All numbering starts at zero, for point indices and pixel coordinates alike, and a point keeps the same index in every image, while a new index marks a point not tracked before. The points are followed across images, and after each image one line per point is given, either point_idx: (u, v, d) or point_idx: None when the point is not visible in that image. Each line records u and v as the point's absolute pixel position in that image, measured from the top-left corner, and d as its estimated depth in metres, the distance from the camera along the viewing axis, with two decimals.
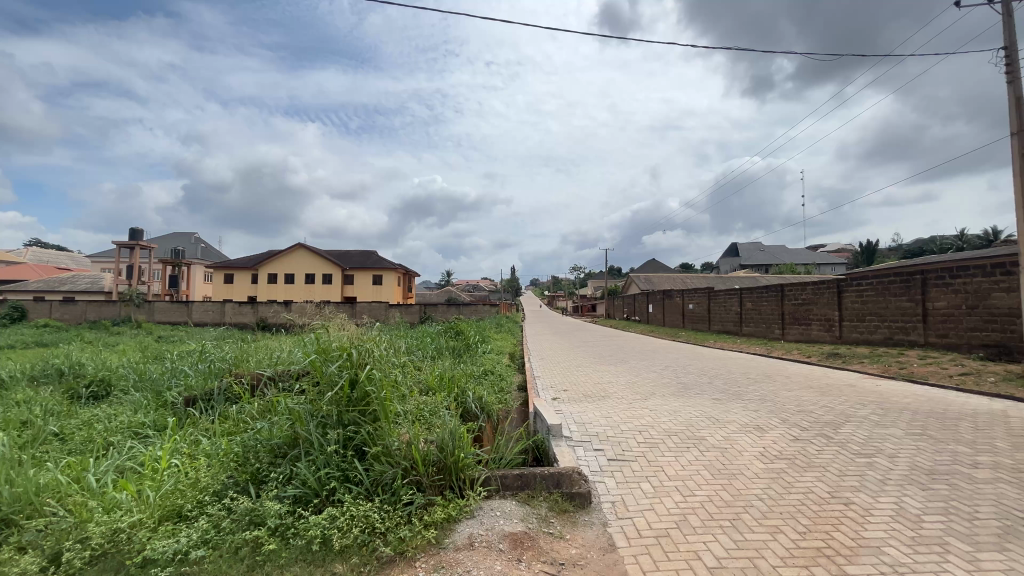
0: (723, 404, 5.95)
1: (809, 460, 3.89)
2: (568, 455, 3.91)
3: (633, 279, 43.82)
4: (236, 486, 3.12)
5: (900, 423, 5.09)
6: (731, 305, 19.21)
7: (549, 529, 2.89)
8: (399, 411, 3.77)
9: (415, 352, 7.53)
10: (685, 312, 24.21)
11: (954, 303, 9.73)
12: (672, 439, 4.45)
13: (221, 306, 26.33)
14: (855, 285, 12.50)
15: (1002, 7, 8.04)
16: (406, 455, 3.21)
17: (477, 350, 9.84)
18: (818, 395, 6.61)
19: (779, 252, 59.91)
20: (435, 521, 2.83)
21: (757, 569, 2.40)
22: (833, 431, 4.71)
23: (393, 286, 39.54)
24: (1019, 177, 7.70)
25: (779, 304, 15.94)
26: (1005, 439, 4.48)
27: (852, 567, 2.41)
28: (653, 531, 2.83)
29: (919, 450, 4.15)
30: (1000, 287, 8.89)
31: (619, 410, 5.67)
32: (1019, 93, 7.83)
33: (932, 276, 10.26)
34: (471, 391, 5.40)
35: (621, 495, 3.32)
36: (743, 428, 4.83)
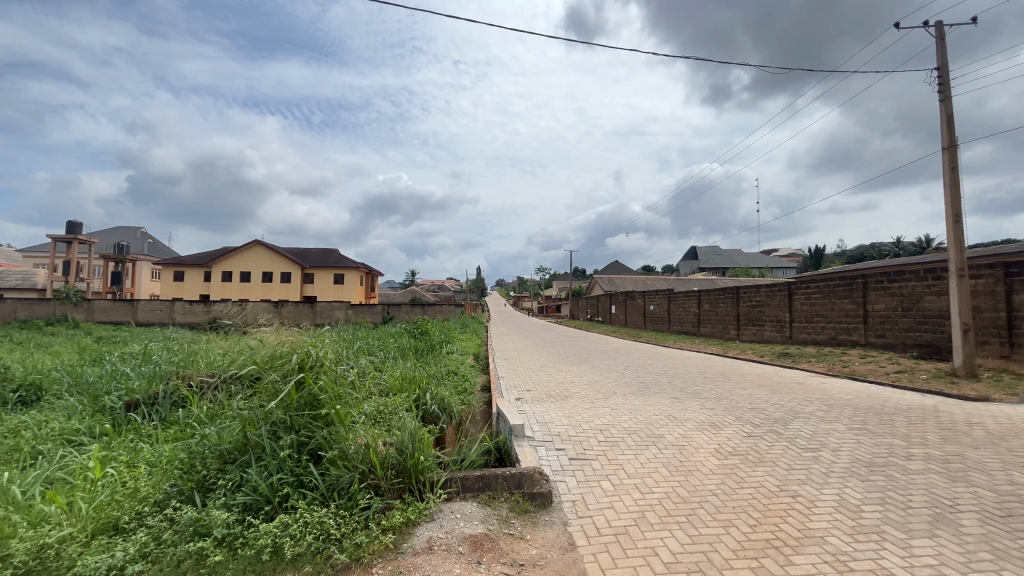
0: (681, 403, 6.13)
1: (761, 456, 4.06)
2: (530, 455, 3.91)
3: (597, 280, 44.66)
4: (180, 495, 2.93)
5: (843, 418, 5.39)
6: (690, 307, 19.85)
7: (510, 530, 2.88)
8: (357, 414, 3.67)
9: (377, 353, 7.40)
10: (647, 313, 24.84)
11: (891, 305, 10.40)
12: (632, 438, 4.53)
13: (170, 305, 25.04)
14: (804, 288, 13.17)
15: (936, 30, 8.65)
16: (363, 459, 3.13)
17: (441, 351, 9.77)
18: (769, 393, 6.89)
19: (735, 256, 62.39)
20: (394, 526, 2.77)
21: (711, 563, 2.47)
22: (782, 428, 4.93)
23: (355, 286, 38.65)
24: (949, 188, 8.29)
25: (735, 306, 16.59)
26: (936, 433, 4.80)
27: (798, 557, 2.51)
28: (611, 529, 2.86)
29: (859, 444, 4.41)
30: (932, 291, 9.54)
31: (580, 409, 5.73)
32: (950, 111, 8.44)
33: (873, 279, 10.92)
34: (432, 392, 5.34)
35: (582, 494, 3.35)
36: (700, 426, 4.98)
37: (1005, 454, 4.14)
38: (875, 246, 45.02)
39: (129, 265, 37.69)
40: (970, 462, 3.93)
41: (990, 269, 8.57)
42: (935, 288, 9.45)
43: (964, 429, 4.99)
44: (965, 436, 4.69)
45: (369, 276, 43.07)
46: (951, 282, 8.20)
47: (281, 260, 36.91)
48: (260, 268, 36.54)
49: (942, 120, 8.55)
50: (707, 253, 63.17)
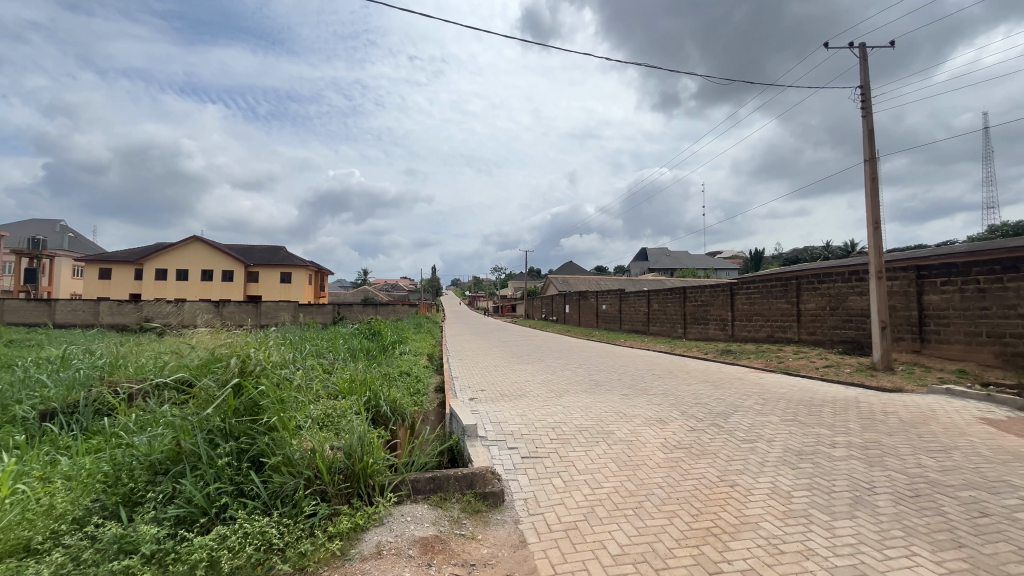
0: (630, 399, 6.34)
1: (703, 448, 4.26)
2: (483, 455, 3.91)
3: (552, 280, 45.30)
4: (103, 511, 2.70)
5: (777, 410, 5.76)
6: (639, 306, 20.53)
7: (461, 531, 2.86)
8: (302, 419, 3.55)
9: (327, 355, 7.17)
10: (599, 312, 25.44)
11: (821, 305, 11.20)
12: (583, 435, 4.63)
13: (95, 305, 23.13)
14: (744, 288, 13.94)
15: (859, 50, 9.39)
16: (309, 465, 3.03)
17: (394, 352, 9.60)
18: (712, 389, 7.24)
19: (683, 257, 65.03)
20: (341, 532, 2.68)
21: (655, 553, 2.56)
22: (723, 421, 5.20)
23: (304, 285, 37.17)
24: (870, 196, 9.01)
25: (682, 305, 17.30)
26: (857, 422, 5.22)
27: (735, 542, 2.66)
28: (562, 525, 2.91)
29: (791, 434, 4.72)
30: (855, 291, 10.35)
31: (533, 408, 5.78)
32: (871, 127, 9.19)
33: (805, 281, 11.71)
34: (384, 394, 5.22)
35: (534, 491, 3.39)
36: (648, 421, 5.17)
37: (914, 440, 4.57)
38: (807, 248, 48.35)
39: (47, 260, 34.50)
40: (886, 448, 4.30)
41: (904, 272, 9.44)
42: (858, 289, 10.27)
43: (881, 418, 5.45)
44: (882, 424, 5.13)
45: (319, 275, 41.51)
46: (872, 283, 8.92)
47: (222, 258, 34.91)
48: (198, 266, 34.40)
49: (864, 134, 9.29)
50: (657, 254, 65.55)
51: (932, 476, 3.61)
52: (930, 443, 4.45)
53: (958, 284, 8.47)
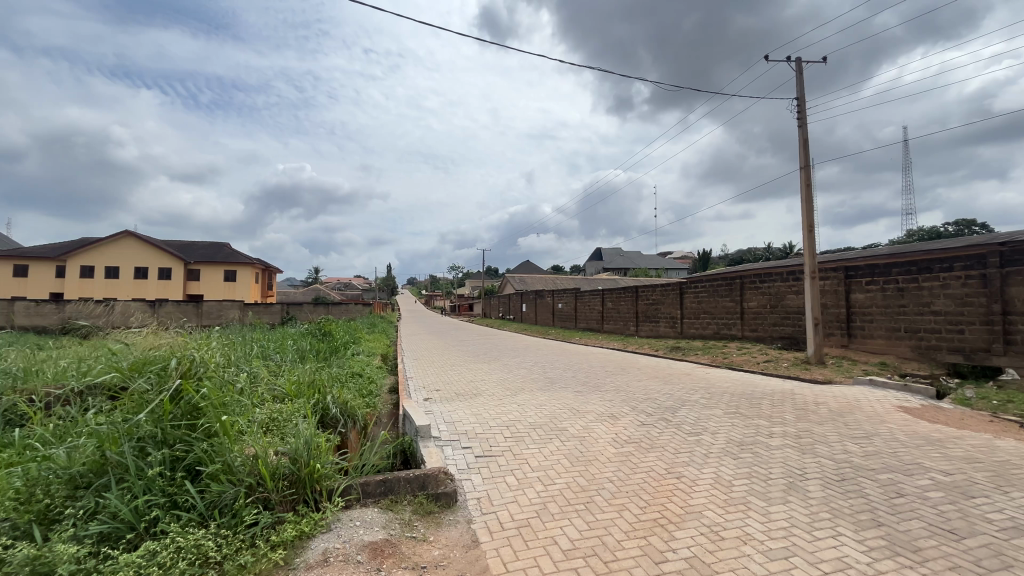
0: (584, 396, 6.45)
1: (652, 442, 4.41)
2: (436, 456, 3.87)
3: (509, 280, 45.43)
4: (13, 531, 2.45)
5: (721, 404, 6.04)
6: (594, 305, 20.96)
7: (412, 533, 2.82)
8: (245, 424, 3.37)
9: (274, 356, 6.86)
10: (555, 310, 25.78)
11: (762, 303, 11.84)
12: (537, 433, 4.67)
13: (9, 305, 21.07)
14: (692, 287, 14.52)
15: (796, 63, 10.00)
16: (251, 472, 2.89)
17: (346, 353, 9.32)
18: (661, 384, 7.50)
19: (636, 258, 66.96)
20: (285, 541, 2.57)
21: (605, 546, 2.62)
22: (671, 415, 5.40)
23: (250, 284, 35.42)
24: (805, 201, 9.62)
25: (634, 303, 17.84)
26: (792, 413, 5.57)
27: (680, 531, 2.77)
28: (515, 522, 2.93)
29: (733, 426, 4.97)
30: (792, 290, 11.02)
31: (489, 406, 5.78)
32: (806, 136, 9.81)
33: (748, 280, 12.35)
34: (334, 396, 5.05)
35: (487, 490, 3.39)
36: (600, 417, 5.29)
37: (842, 428, 4.92)
38: (750, 249, 51.11)
39: None
40: (817, 436, 4.60)
41: (835, 272, 10.14)
42: (794, 288, 10.95)
43: (813, 408, 5.84)
44: (813, 414, 5.48)
45: (267, 273, 39.68)
46: (807, 283, 9.51)
47: (158, 254, 32.67)
48: (131, 263, 32.02)
49: (800, 143, 9.90)
50: (612, 254, 67.27)
51: (856, 461, 3.90)
52: (855, 430, 4.81)
53: (880, 283, 9.20)
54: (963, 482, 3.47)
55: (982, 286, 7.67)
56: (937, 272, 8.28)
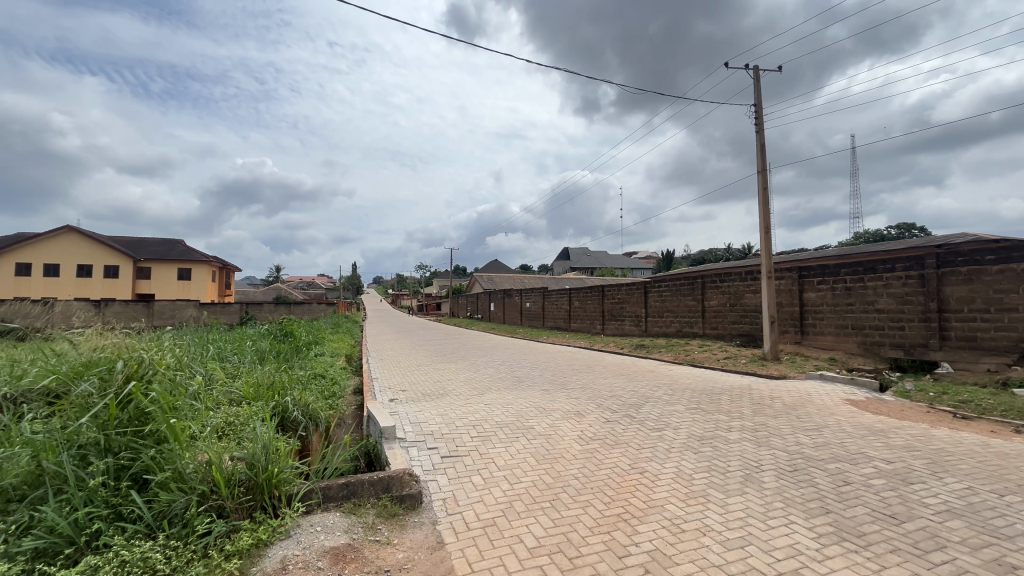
0: (551, 394, 6.50)
1: (617, 438, 4.49)
2: (401, 457, 3.82)
3: (477, 279, 45.27)
4: None
5: (682, 400, 6.22)
6: (561, 304, 21.16)
7: (376, 537, 2.76)
8: (198, 428, 3.22)
9: (231, 358, 6.59)
10: (524, 310, 25.88)
11: (722, 302, 12.26)
12: (503, 431, 4.67)
13: None
14: (656, 287, 14.87)
15: (754, 71, 10.39)
16: (204, 479, 2.76)
17: (308, 354, 9.06)
18: (626, 382, 7.64)
19: (602, 258, 68.02)
20: (240, 550, 2.47)
21: (569, 543, 2.65)
22: (635, 412, 5.51)
23: (206, 282, 33.92)
24: (762, 204, 10.00)
25: (600, 302, 18.12)
26: (749, 407, 5.79)
27: (642, 525, 2.83)
28: (480, 522, 2.92)
29: (694, 421, 5.12)
30: (750, 289, 11.45)
31: (456, 406, 5.75)
32: (763, 141, 10.21)
33: (709, 280, 12.75)
34: (295, 398, 4.89)
35: (453, 491, 3.37)
36: (566, 415, 5.34)
37: (794, 421, 5.15)
38: (711, 250, 52.87)
39: None
40: (772, 429, 4.80)
41: (789, 272, 10.60)
42: (752, 287, 11.39)
43: (769, 403, 6.09)
44: (769, 408, 5.72)
45: (224, 271, 38.09)
46: (764, 282, 9.90)
47: (104, 251, 30.82)
48: (73, 260, 30.08)
49: (757, 148, 10.29)
50: (579, 254, 68.12)
51: (807, 452, 4.09)
52: (806, 423, 5.05)
53: (830, 283, 9.69)
54: (903, 469, 3.70)
55: (920, 286, 8.18)
56: (881, 272, 8.79)
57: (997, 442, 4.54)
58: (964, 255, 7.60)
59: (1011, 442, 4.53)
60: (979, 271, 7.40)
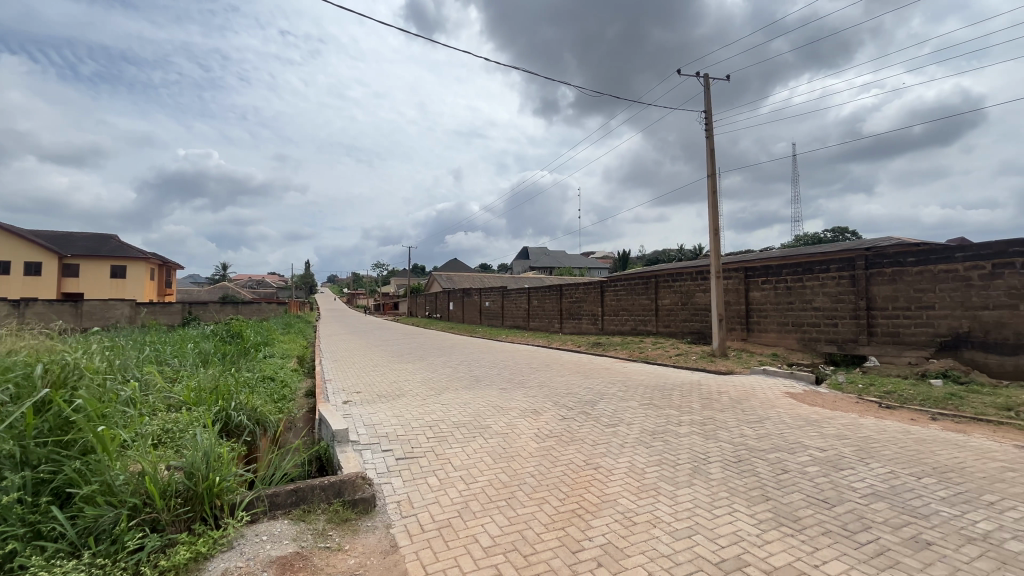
0: (509, 393, 6.53)
1: (572, 435, 4.56)
2: (354, 460, 3.72)
3: (436, 278, 44.78)
4: None
5: (636, 396, 6.41)
6: (520, 303, 21.28)
7: (326, 543, 2.68)
8: (130, 437, 3.00)
9: (170, 361, 6.21)
10: (483, 309, 25.85)
11: (675, 301, 12.71)
12: (460, 431, 4.64)
13: None
14: (612, 286, 15.22)
15: (704, 79, 10.83)
16: (136, 491, 2.58)
17: (257, 355, 8.67)
18: (583, 379, 7.77)
19: (561, 258, 68.90)
20: (176, 565, 2.33)
21: (524, 540, 2.67)
22: (591, 408, 5.62)
23: (143, 281, 31.78)
24: (711, 207, 10.43)
25: (558, 301, 18.36)
26: (697, 402, 6.03)
27: (595, 520, 2.90)
28: (435, 523, 2.89)
29: (646, 416, 5.29)
30: (700, 289, 11.93)
31: (412, 407, 5.66)
32: (712, 146, 10.65)
33: (662, 279, 13.18)
34: (241, 402, 4.65)
35: (408, 493, 3.32)
36: (523, 413, 5.38)
37: (739, 414, 5.41)
38: (665, 250, 54.70)
39: None
40: (718, 423, 5.02)
41: (736, 272, 11.12)
42: (702, 287, 11.88)
43: (716, 397, 6.37)
44: (716, 403, 5.98)
45: (164, 268, 35.77)
46: (713, 282, 10.33)
47: (24, 246, 28.28)
48: None
49: (707, 153, 10.73)
50: (538, 253, 68.72)
51: (750, 443, 4.31)
52: (750, 416, 5.32)
53: (773, 283, 10.25)
54: (834, 456, 3.96)
55: (852, 285, 8.80)
56: (818, 273, 9.38)
57: (917, 429, 4.94)
58: (889, 257, 8.24)
59: (929, 429, 4.95)
60: (902, 272, 8.04)
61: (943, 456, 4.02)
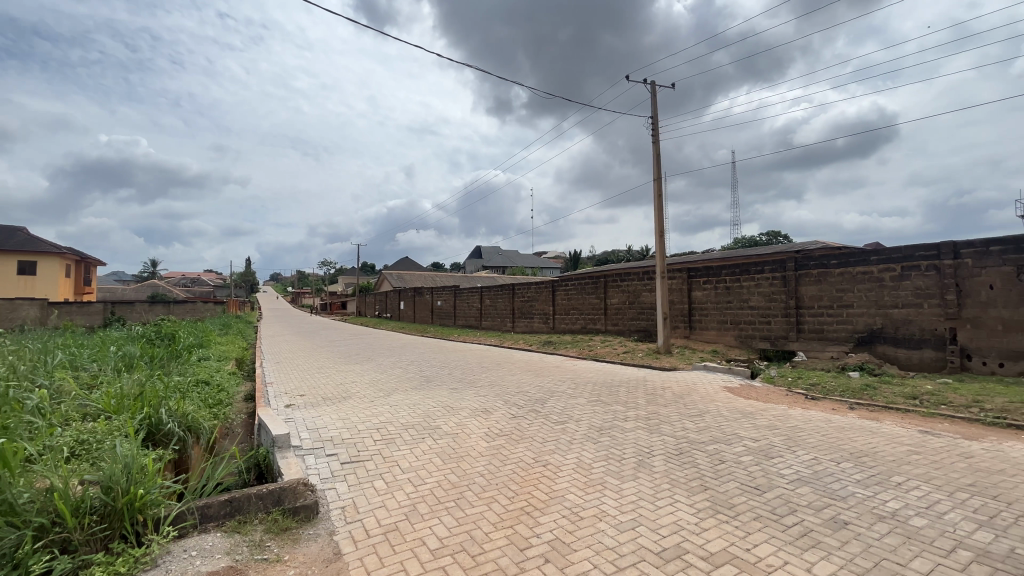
0: (459, 393, 6.48)
1: (522, 433, 4.60)
2: (295, 467, 3.56)
3: (386, 277, 43.77)
4: None
5: (584, 393, 6.55)
6: (472, 302, 21.20)
7: (263, 555, 2.54)
8: (36, 451, 2.72)
9: (88, 366, 5.69)
10: (435, 308, 25.52)
11: (622, 300, 13.10)
12: (409, 433, 4.56)
13: None
14: (563, 285, 15.48)
15: (651, 86, 11.21)
16: (43, 510, 2.35)
17: (189, 358, 8.12)
18: (534, 378, 7.86)
19: (514, 258, 69.25)
20: None
21: (473, 540, 2.66)
22: (540, 406, 5.69)
23: (58, 278, 28.92)
24: (657, 209, 10.83)
25: (510, 301, 18.46)
26: (643, 398, 6.25)
27: (544, 517, 2.93)
28: (381, 528, 2.82)
29: (594, 412, 5.42)
30: (646, 288, 12.36)
31: (359, 409, 5.50)
32: (657, 151, 11.06)
33: (611, 279, 13.55)
34: (169, 408, 4.33)
35: (353, 498, 3.22)
36: (474, 413, 5.36)
37: (681, 408, 5.66)
38: (614, 250, 56.28)
39: None
40: (662, 417, 5.23)
41: (679, 273, 11.62)
42: (648, 286, 12.32)
43: (660, 393, 6.63)
44: (660, 398, 6.23)
45: (82, 264, 32.73)
46: (658, 281, 10.73)
47: None
48: None
49: (653, 157, 11.12)
50: (491, 253, 68.76)
51: (690, 436, 4.52)
52: (691, 409, 5.58)
53: (713, 283, 10.80)
54: (765, 446, 4.23)
55: (783, 286, 9.42)
56: (753, 274, 9.97)
57: (837, 418, 5.37)
58: (815, 259, 8.91)
59: (847, 417, 5.39)
60: (826, 273, 8.70)
61: (859, 442, 4.38)
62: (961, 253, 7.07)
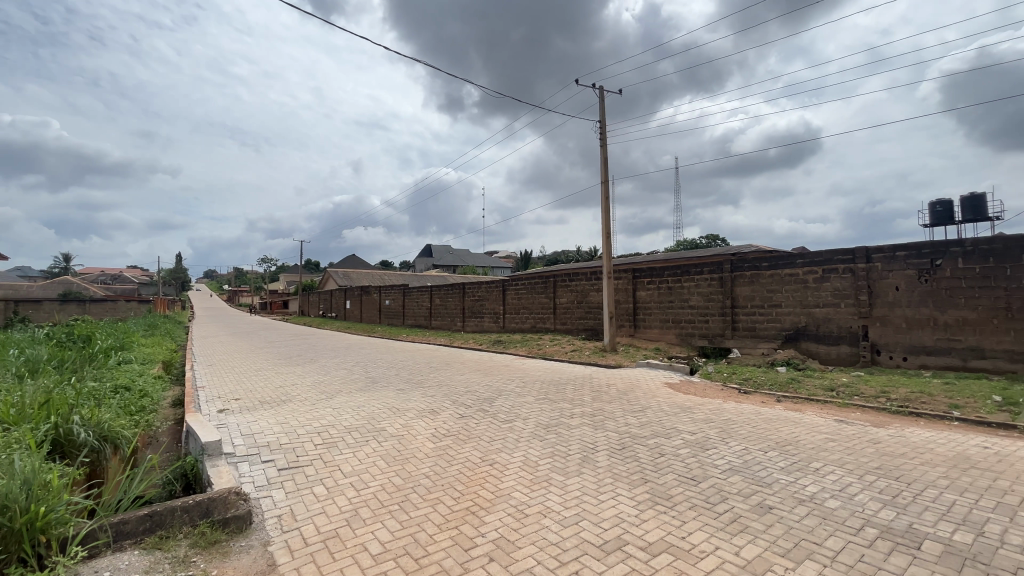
0: (406, 393, 6.36)
1: (469, 433, 4.58)
2: (226, 475, 3.36)
3: (331, 276, 42.18)
4: None
5: (532, 391, 6.62)
6: (422, 301, 20.86)
7: (188, 571, 2.38)
8: None
9: None
10: (383, 307, 24.87)
11: (571, 300, 13.35)
12: (352, 436, 4.42)
13: None
14: (513, 285, 15.57)
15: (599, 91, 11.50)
16: None
17: (107, 361, 7.45)
18: (483, 377, 7.85)
19: (465, 257, 68.84)
20: None
21: (416, 543, 2.61)
22: (488, 405, 5.69)
23: None
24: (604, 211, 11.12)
25: (461, 300, 18.33)
26: (589, 395, 6.40)
27: (490, 515, 2.93)
28: (321, 535, 2.71)
29: (541, 410, 5.48)
30: (594, 288, 12.67)
31: (299, 413, 5.27)
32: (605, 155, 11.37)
33: (559, 279, 13.78)
34: (81, 417, 3.95)
35: (290, 505, 3.08)
36: (420, 413, 5.28)
37: (624, 404, 5.85)
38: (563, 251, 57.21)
39: None
40: (606, 413, 5.38)
41: (625, 273, 12.00)
42: (595, 286, 12.63)
43: (605, 390, 6.82)
44: (605, 395, 6.40)
45: None
46: (605, 281, 11.02)
47: None
48: None
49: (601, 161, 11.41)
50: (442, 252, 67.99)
51: (633, 431, 4.67)
52: (634, 405, 5.77)
53: (656, 283, 11.23)
54: (701, 438, 4.45)
55: (719, 286, 9.96)
56: (693, 275, 10.48)
57: (766, 410, 5.74)
58: (749, 262, 9.49)
59: (775, 410, 5.78)
60: (758, 275, 9.29)
61: (784, 432, 4.71)
62: (872, 257, 7.78)
